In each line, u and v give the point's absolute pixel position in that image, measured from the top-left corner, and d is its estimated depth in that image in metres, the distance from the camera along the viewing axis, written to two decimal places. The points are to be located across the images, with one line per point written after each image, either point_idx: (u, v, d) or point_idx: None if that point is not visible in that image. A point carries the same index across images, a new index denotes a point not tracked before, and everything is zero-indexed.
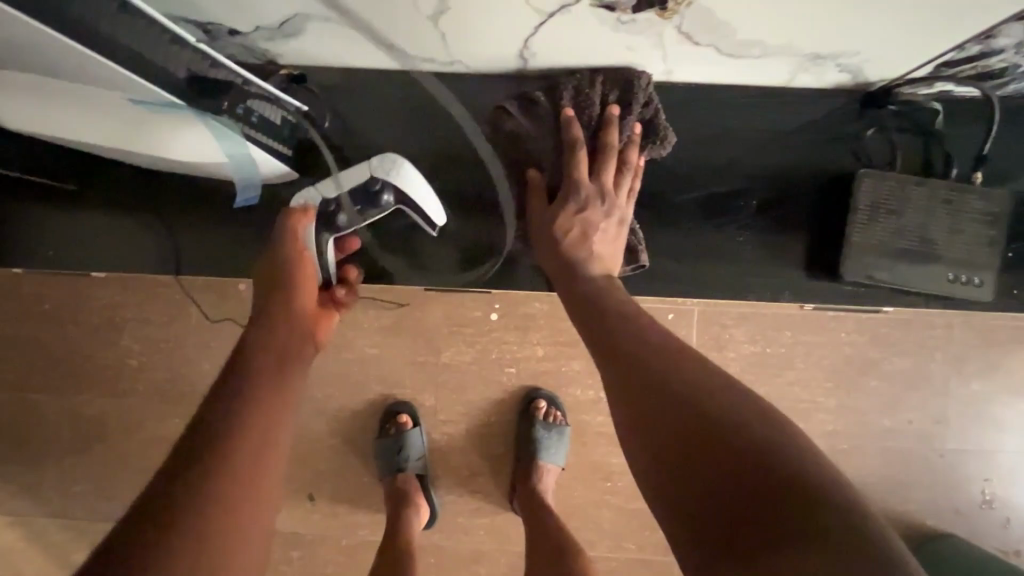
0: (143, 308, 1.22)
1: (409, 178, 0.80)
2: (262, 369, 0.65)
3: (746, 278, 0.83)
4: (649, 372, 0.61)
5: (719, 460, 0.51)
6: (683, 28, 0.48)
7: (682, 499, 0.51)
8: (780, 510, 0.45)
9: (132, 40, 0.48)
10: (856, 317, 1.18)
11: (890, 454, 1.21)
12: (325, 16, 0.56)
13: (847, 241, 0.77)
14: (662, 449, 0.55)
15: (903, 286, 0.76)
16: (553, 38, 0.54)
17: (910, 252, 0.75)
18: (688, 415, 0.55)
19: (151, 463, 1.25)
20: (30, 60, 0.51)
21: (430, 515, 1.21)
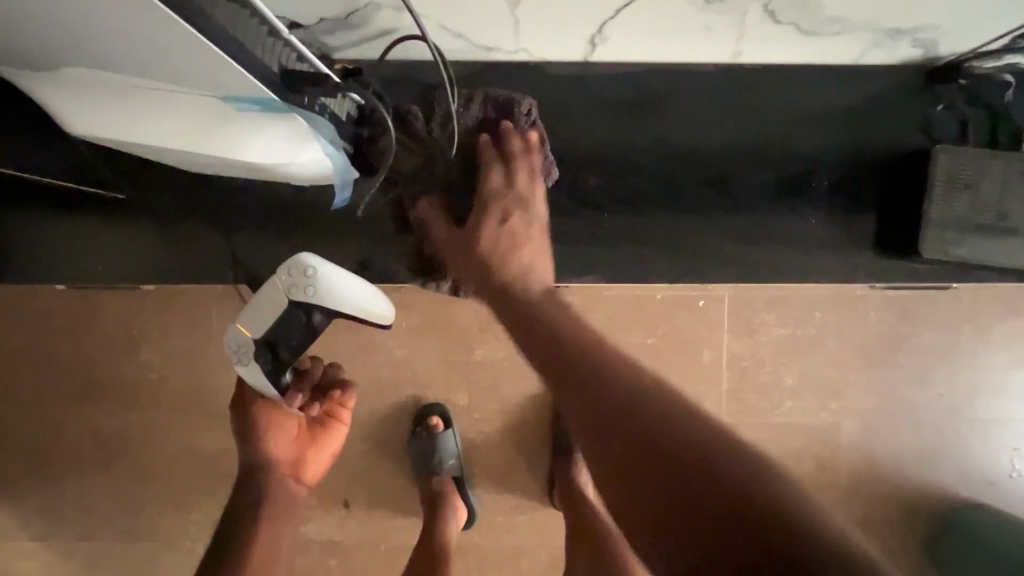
0: (163, 319, 1.18)
1: (325, 285, 0.77)
2: (240, 494, 0.93)
3: (814, 262, 0.84)
4: (582, 374, 0.61)
5: (628, 445, 0.53)
6: (771, 6, 0.47)
7: (625, 482, 0.53)
8: (700, 508, 0.48)
9: (238, 32, 0.43)
10: (885, 294, 1.19)
11: (923, 429, 1.22)
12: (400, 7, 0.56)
13: (927, 218, 0.77)
14: (601, 443, 0.55)
15: (980, 261, 0.77)
16: (631, 21, 0.52)
17: (987, 225, 0.76)
18: (617, 405, 0.56)
19: (181, 478, 1.22)
20: (119, 58, 0.45)
21: (469, 515, 1.20)
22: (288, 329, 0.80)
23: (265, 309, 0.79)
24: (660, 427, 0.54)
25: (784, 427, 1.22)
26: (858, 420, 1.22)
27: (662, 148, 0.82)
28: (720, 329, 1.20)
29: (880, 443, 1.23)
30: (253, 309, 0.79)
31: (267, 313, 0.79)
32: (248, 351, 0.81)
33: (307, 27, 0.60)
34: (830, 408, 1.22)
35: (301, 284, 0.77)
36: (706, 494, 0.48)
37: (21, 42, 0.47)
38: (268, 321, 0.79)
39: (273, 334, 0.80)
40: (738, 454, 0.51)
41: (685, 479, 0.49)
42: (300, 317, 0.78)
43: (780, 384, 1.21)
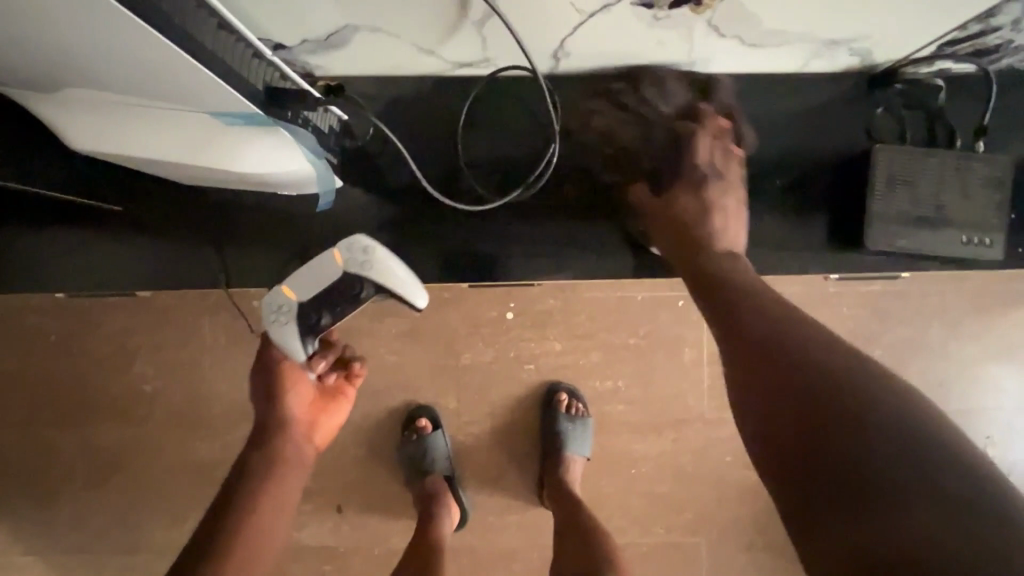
0: (156, 332, 1.20)
1: (378, 261, 0.90)
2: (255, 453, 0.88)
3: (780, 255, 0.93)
4: (751, 326, 0.68)
5: (772, 396, 0.61)
6: (713, 21, 0.52)
7: (770, 421, 0.61)
8: (831, 445, 0.54)
9: (224, 54, 0.47)
10: (857, 289, 1.23)
11: None
12: (375, 27, 0.59)
13: (870, 214, 0.82)
14: (746, 385, 0.65)
15: (922, 252, 0.81)
16: (588, 36, 0.57)
17: (927, 219, 0.81)
18: (757, 358, 0.65)
19: (175, 488, 1.23)
20: (108, 81, 0.49)
21: (462, 515, 1.22)
22: (336, 296, 0.90)
23: (318, 274, 0.89)
24: (800, 384, 0.60)
25: None
26: None
27: (631, 155, 0.93)
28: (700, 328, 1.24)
29: None
30: (307, 275, 0.90)
31: (320, 278, 0.90)
32: (291, 310, 0.89)
33: (290, 49, 0.64)
34: None
35: (358, 257, 0.89)
36: (841, 439, 0.54)
37: (24, 67, 0.51)
38: (320, 286, 0.90)
39: (322, 298, 0.90)
40: (876, 405, 0.55)
41: (823, 425, 0.56)
42: (351, 287, 0.90)
43: None
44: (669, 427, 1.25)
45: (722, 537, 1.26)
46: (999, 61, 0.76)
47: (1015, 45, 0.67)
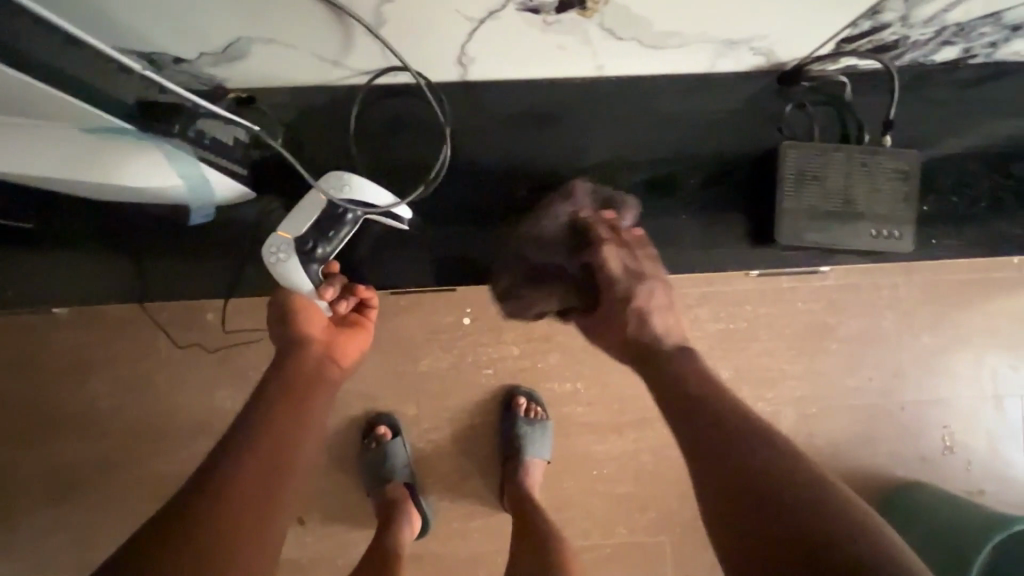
0: (109, 348, 1.20)
1: (356, 186, 0.91)
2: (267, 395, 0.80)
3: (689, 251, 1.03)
4: (710, 427, 0.72)
5: (744, 512, 0.63)
6: (605, 25, 0.53)
7: (731, 526, 0.64)
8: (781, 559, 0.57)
9: (85, 73, 0.53)
10: (810, 285, 1.24)
11: (857, 412, 1.27)
12: (267, 38, 0.66)
13: (781, 210, 0.87)
14: (713, 493, 0.67)
15: (835, 245, 0.87)
16: (486, 44, 0.58)
17: (835, 212, 0.86)
18: (730, 465, 0.67)
19: (133, 505, 1.22)
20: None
21: (424, 520, 1.21)
22: (326, 225, 0.94)
23: (305, 208, 0.94)
24: (764, 485, 0.64)
25: None
26: (795, 409, 1.27)
27: (558, 157, 1.00)
28: None
29: (818, 429, 1.27)
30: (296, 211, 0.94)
31: (308, 212, 0.94)
32: (287, 245, 0.93)
33: (195, 62, 0.71)
34: (768, 397, 1.26)
35: (336, 185, 0.91)
36: (785, 553, 0.57)
37: None
38: (308, 218, 0.94)
39: (313, 230, 0.94)
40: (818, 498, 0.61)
41: (775, 530, 0.59)
42: (336, 211, 0.94)
43: (718, 377, 1.26)
44: (629, 427, 1.25)
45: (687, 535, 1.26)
46: (902, 58, 0.80)
47: (909, 41, 0.71)
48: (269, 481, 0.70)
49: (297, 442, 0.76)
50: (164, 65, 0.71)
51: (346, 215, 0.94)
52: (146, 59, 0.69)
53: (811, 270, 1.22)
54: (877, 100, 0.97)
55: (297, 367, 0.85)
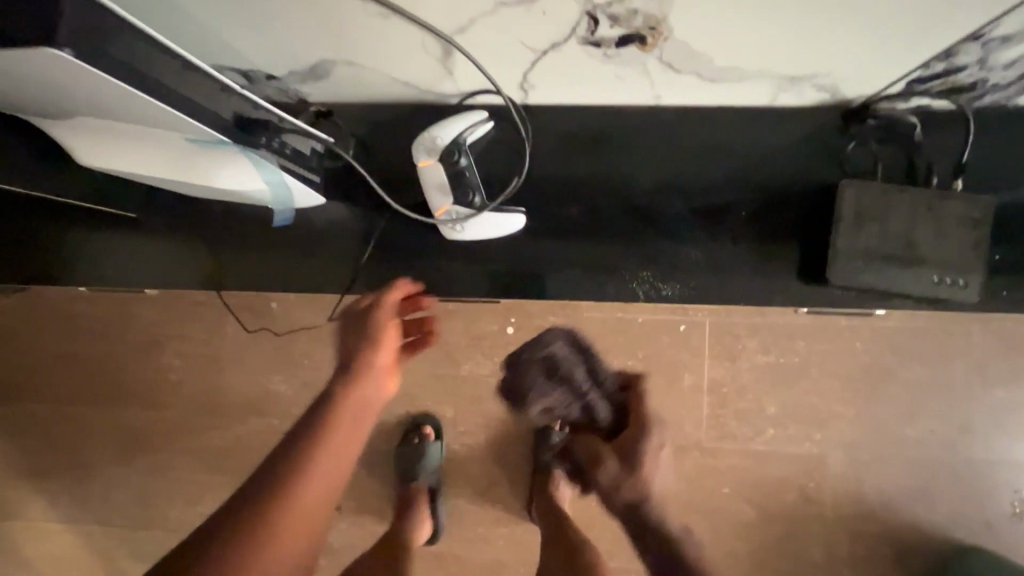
0: (184, 326, 1.32)
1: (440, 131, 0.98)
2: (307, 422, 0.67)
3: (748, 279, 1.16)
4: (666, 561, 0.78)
5: None
6: (665, 58, 0.55)
7: None
8: None
9: (187, 88, 0.62)
10: (870, 325, 1.19)
11: (914, 465, 1.19)
12: (349, 61, 0.72)
13: (834, 248, 0.86)
14: None
15: (891, 288, 0.84)
16: (550, 70, 0.61)
17: (893, 256, 0.84)
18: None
19: (189, 473, 1.32)
20: (94, 105, 0.62)
21: (434, 525, 1.25)
22: (463, 177, 1.03)
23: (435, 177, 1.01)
24: None
25: (766, 455, 1.22)
26: (845, 453, 1.21)
27: (636, 176, 1.13)
28: (701, 355, 1.23)
29: (868, 478, 1.20)
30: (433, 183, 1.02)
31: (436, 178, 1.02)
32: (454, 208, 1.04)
33: (282, 79, 0.80)
34: (814, 437, 1.21)
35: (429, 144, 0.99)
36: None
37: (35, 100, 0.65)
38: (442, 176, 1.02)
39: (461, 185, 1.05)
40: None
41: None
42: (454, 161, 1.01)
43: (762, 411, 1.22)
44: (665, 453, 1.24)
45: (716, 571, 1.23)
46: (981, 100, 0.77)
47: (990, 84, 0.68)
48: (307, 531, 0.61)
49: (329, 497, 0.64)
50: (257, 80, 0.79)
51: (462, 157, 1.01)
52: (242, 76, 0.78)
53: (871, 309, 1.17)
54: (946, 137, 1.01)
55: (354, 411, 0.69)
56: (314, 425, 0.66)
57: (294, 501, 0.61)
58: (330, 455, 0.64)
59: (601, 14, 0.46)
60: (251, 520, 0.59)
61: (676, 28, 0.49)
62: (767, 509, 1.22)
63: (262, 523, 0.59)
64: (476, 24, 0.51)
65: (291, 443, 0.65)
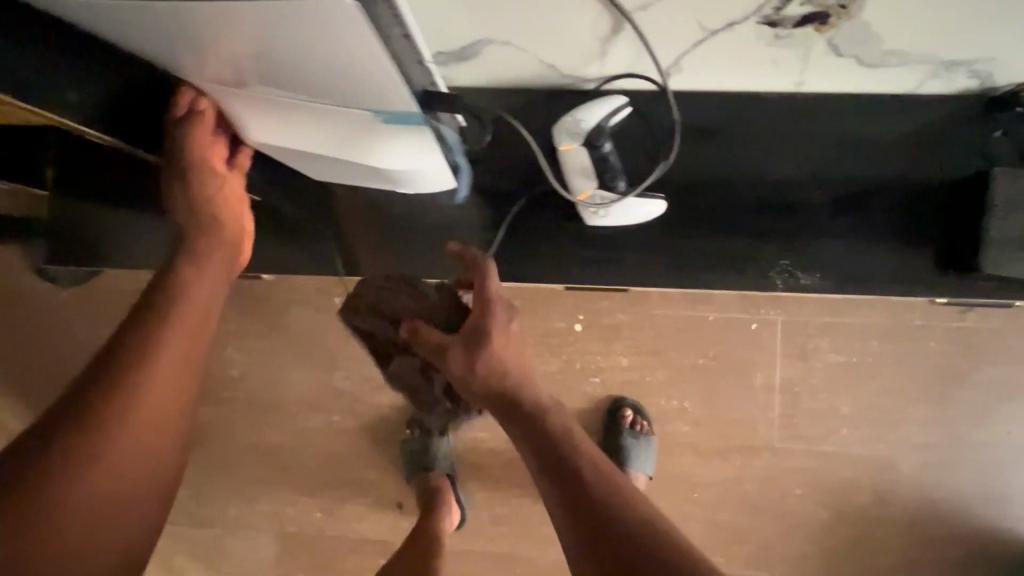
0: (245, 321, 1.30)
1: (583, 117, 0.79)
2: (142, 336, 0.69)
3: (873, 279, 0.90)
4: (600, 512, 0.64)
5: None
6: (833, 41, 0.60)
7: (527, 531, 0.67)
8: None
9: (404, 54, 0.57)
10: (946, 324, 1.17)
11: (989, 467, 1.18)
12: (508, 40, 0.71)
13: (987, 238, 0.82)
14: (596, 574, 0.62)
15: None
16: (708, 54, 0.65)
17: None
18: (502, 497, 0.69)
19: (248, 471, 1.30)
20: (302, 65, 0.57)
21: (458, 515, 1.23)
22: (605, 164, 0.82)
23: (573, 170, 0.84)
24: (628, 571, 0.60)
25: (839, 456, 1.20)
26: (919, 456, 1.19)
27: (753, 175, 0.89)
28: (773, 354, 1.21)
29: (943, 481, 1.19)
30: (570, 173, 0.84)
31: (574, 170, 0.84)
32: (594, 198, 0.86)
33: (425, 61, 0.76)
34: (889, 439, 1.19)
35: (572, 129, 0.80)
36: None
37: (232, 65, 0.60)
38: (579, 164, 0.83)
39: (607, 170, 0.83)
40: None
41: None
42: (595, 144, 0.81)
43: (835, 412, 1.20)
44: (735, 453, 1.22)
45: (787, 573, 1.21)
46: None
47: None
48: (142, 434, 0.67)
49: (165, 414, 0.69)
50: None
51: (603, 144, 0.81)
52: None
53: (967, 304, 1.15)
54: None
55: (182, 332, 0.72)
56: (151, 333, 0.70)
57: (129, 414, 0.66)
58: (166, 358, 0.69)
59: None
60: (90, 414, 0.64)
61: (865, 9, 0.55)
62: (840, 511, 1.20)
63: (101, 410, 0.65)
64: (664, 2, 0.56)
65: (137, 351, 0.68)
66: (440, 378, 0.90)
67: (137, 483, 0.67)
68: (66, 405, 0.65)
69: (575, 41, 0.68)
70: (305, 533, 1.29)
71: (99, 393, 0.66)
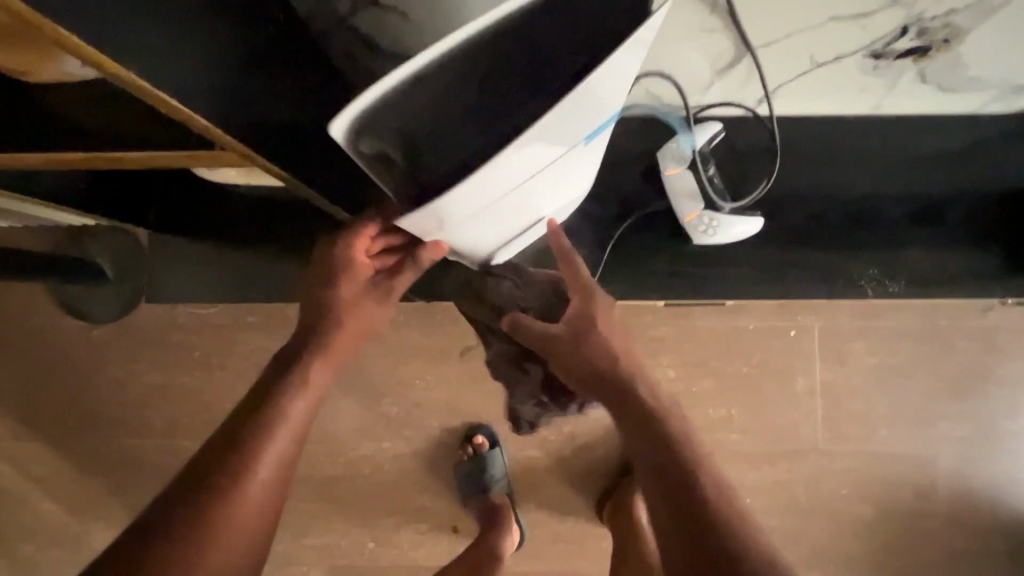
0: None
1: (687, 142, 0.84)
2: (253, 431, 0.72)
3: (949, 282, 0.91)
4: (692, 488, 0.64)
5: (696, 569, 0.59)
6: (925, 69, 0.69)
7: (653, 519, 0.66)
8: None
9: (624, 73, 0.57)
10: (970, 323, 1.25)
11: (1019, 456, 1.24)
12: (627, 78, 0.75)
13: None
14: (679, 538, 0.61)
15: None
16: (807, 84, 0.73)
17: None
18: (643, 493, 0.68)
19: (297, 503, 1.28)
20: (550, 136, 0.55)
21: (520, 533, 1.23)
22: (709, 187, 0.86)
23: (675, 193, 0.88)
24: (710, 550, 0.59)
25: (881, 455, 1.25)
26: (955, 450, 1.25)
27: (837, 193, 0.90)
28: (812, 359, 1.26)
29: (978, 472, 1.25)
30: (675, 197, 0.88)
31: (679, 194, 0.88)
32: (701, 220, 0.87)
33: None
34: (925, 436, 1.25)
35: (673, 154, 0.86)
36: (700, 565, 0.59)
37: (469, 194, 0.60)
38: (682, 188, 0.87)
39: (709, 194, 0.87)
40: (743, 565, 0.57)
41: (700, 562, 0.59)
42: (698, 169, 0.85)
43: (874, 412, 1.26)
44: (783, 457, 1.26)
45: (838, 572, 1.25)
46: None
47: None
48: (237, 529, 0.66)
49: (264, 511, 0.69)
50: None
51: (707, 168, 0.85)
52: None
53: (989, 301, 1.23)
54: None
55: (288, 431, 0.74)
56: (263, 436, 0.72)
57: (236, 497, 0.67)
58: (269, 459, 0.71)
59: (917, 28, 0.63)
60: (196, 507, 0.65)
61: (962, 42, 0.65)
62: (885, 509, 1.25)
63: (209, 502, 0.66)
64: (787, 40, 0.66)
65: (246, 458, 0.70)
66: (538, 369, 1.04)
67: (230, 570, 0.66)
68: (177, 492, 0.67)
69: (687, 77, 0.74)
70: (357, 565, 1.27)
71: (206, 480, 0.67)
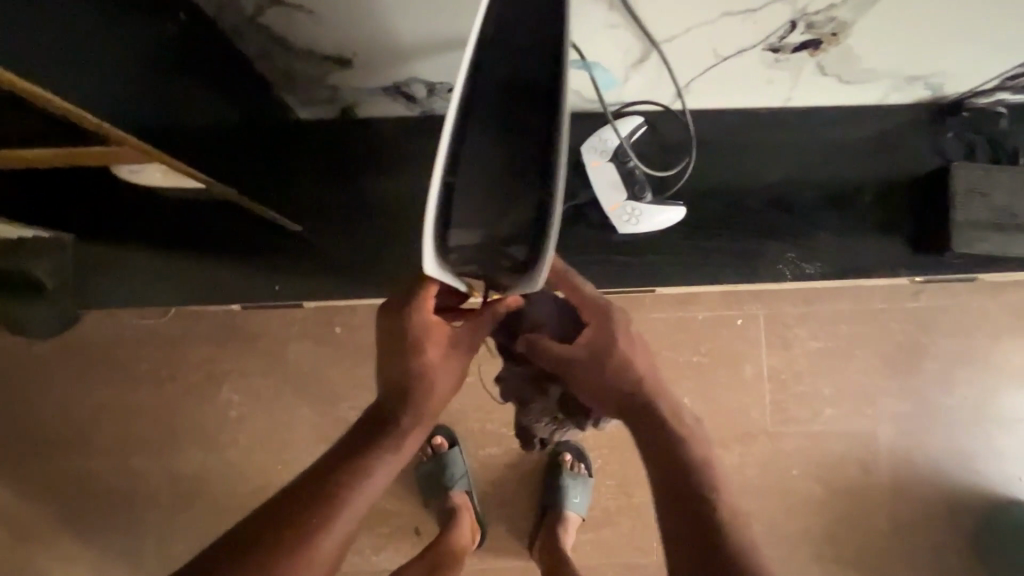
0: (243, 360, 1.27)
1: (606, 134, 0.90)
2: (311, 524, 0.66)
3: (866, 260, 0.95)
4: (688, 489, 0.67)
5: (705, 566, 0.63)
6: (823, 61, 0.72)
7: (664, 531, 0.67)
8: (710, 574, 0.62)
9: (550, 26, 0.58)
10: (903, 305, 1.31)
11: (954, 429, 1.31)
12: None
13: (953, 221, 0.89)
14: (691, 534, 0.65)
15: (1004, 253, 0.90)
16: (716, 74, 0.77)
17: (1001, 225, 0.89)
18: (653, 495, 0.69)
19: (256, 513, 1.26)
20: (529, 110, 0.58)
21: (481, 533, 1.25)
22: (630, 177, 0.92)
23: (599, 184, 0.92)
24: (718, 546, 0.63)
25: (827, 434, 1.30)
26: (894, 426, 1.31)
27: (758, 179, 0.95)
28: (758, 345, 1.31)
29: (917, 446, 1.31)
30: (600, 188, 0.93)
31: (603, 184, 0.92)
32: (626, 209, 0.92)
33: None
34: (867, 414, 1.31)
35: (597, 146, 0.91)
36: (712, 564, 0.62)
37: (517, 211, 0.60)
38: (606, 179, 0.92)
39: (632, 183, 0.92)
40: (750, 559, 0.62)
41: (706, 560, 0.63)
42: (620, 162, 0.91)
43: (818, 394, 1.31)
44: (735, 441, 1.30)
45: (793, 550, 1.29)
46: None
47: None
48: None
49: None
50: (437, 92, 0.86)
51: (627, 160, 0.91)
52: (427, 87, 0.85)
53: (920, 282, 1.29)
54: None
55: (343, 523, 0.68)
56: (318, 528, 0.66)
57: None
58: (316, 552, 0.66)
59: (806, 23, 0.63)
60: None
61: (849, 37, 0.66)
62: (834, 486, 1.30)
63: None
64: (687, 37, 0.66)
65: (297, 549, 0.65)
66: (558, 391, 0.79)
67: None
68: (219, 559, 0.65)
69: (602, 73, 0.77)
70: None
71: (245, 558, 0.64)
